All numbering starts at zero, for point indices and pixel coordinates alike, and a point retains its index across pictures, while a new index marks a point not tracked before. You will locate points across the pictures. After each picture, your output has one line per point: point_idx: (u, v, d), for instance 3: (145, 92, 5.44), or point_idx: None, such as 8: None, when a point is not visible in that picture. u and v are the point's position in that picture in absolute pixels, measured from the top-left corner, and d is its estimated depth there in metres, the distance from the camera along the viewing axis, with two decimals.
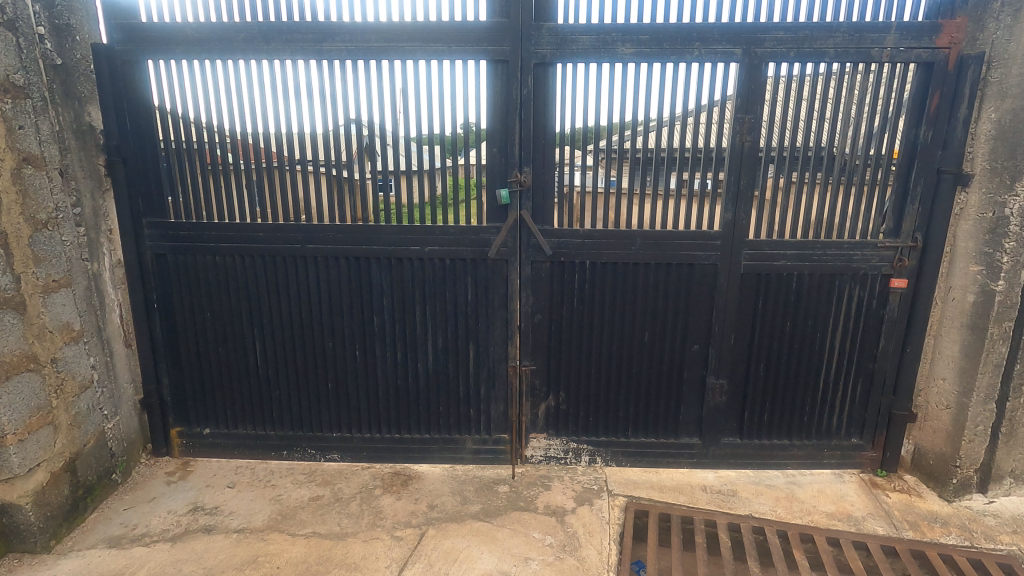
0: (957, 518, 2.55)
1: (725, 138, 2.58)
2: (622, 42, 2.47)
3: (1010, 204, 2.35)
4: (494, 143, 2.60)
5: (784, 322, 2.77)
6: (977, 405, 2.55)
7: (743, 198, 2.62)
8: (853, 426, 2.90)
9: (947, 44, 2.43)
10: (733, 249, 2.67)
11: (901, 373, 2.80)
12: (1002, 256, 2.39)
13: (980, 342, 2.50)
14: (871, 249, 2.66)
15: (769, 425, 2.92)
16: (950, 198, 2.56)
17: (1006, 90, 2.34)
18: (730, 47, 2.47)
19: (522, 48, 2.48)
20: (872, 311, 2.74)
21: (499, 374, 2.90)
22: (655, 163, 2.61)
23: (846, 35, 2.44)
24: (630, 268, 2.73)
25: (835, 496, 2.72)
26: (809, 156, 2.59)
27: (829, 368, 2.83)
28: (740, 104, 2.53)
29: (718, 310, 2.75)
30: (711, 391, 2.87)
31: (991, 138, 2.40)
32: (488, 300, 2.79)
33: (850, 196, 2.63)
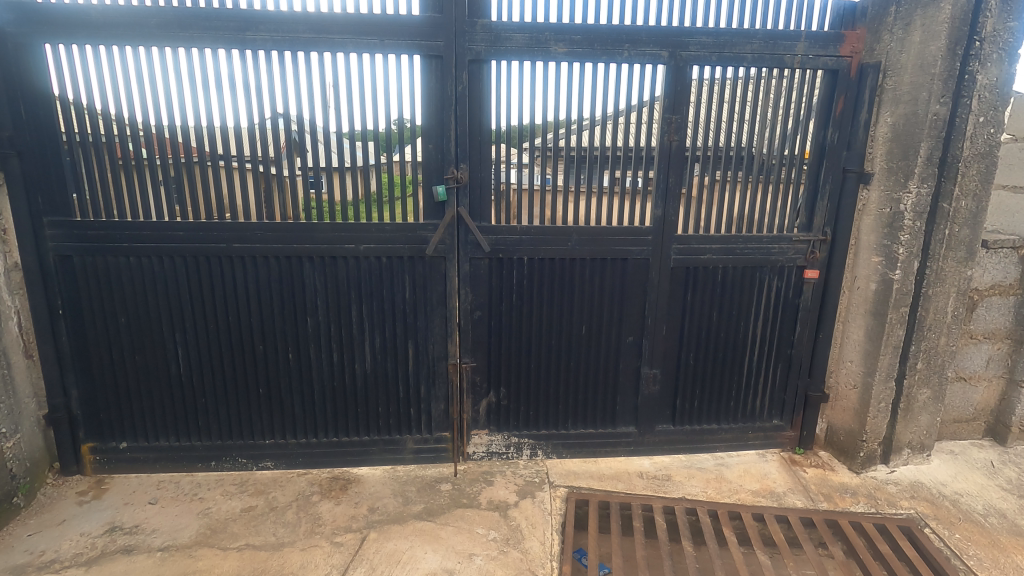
0: (865, 488, 2.79)
1: (654, 138, 2.68)
2: (555, 41, 2.51)
3: (905, 201, 2.58)
4: (430, 139, 2.57)
5: (711, 312, 2.92)
6: (879, 384, 2.80)
7: (672, 195, 2.73)
8: (774, 408, 3.11)
9: (850, 53, 2.65)
10: (664, 243, 2.79)
11: (815, 357, 3.02)
12: (898, 247, 2.62)
13: (881, 327, 2.74)
14: (787, 243, 2.85)
15: (699, 410, 3.07)
16: (854, 195, 2.79)
17: (899, 96, 2.58)
18: (657, 49, 2.56)
19: (456, 43, 2.47)
20: (789, 300, 2.94)
21: (440, 373, 2.89)
22: (589, 160, 2.67)
23: (761, 42, 2.60)
24: (567, 263, 2.78)
25: (760, 475, 2.91)
26: (730, 156, 2.74)
27: (752, 355, 3.02)
28: (668, 105, 2.63)
29: (650, 303, 2.86)
30: (645, 381, 2.98)
31: (888, 140, 2.63)
32: (426, 297, 2.76)
33: (767, 193, 2.81)
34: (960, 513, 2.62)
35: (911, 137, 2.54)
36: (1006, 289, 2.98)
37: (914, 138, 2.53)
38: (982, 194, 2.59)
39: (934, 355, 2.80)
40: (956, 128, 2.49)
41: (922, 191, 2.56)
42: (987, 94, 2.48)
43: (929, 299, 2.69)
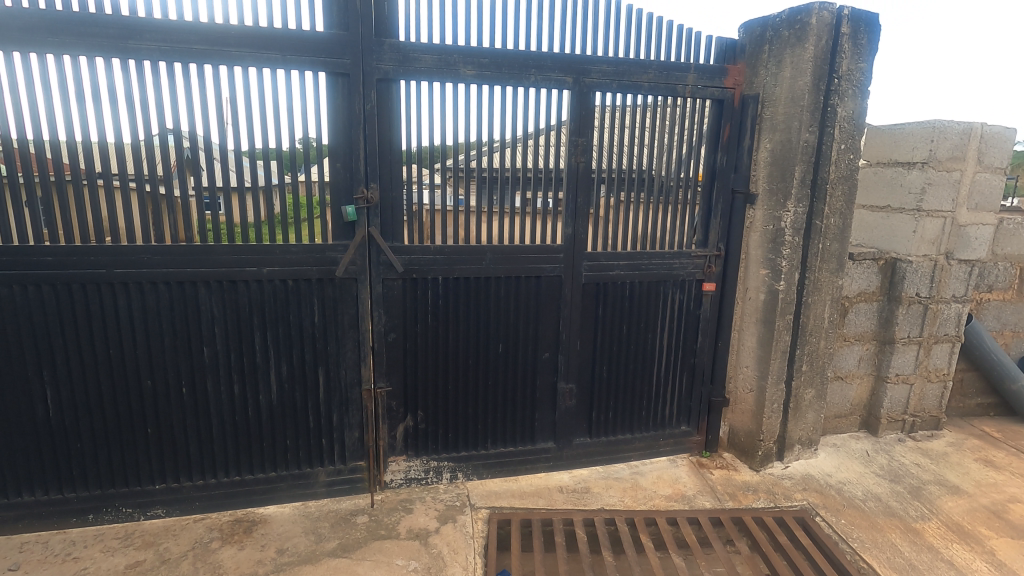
0: (764, 485, 3.00)
1: (562, 159, 2.77)
2: (463, 63, 2.55)
3: (784, 218, 2.85)
4: (338, 158, 2.50)
5: (621, 326, 3.04)
6: (771, 386, 3.04)
7: (580, 214, 2.83)
8: (682, 415, 3.27)
9: (733, 85, 2.91)
10: (574, 261, 2.88)
11: (716, 365, 3.23)
12: (781, 260, 2.89)
13: (770, 333, 2.98)
14: (686, 258, 3.04)
15: (614, 422, 3.17)
16: (742, 214, 3.04)
17: (775, 125, 2.86)
18: (562, 75, 2.67)
19: (363, 62, 2.43)
20: (691, 311, 3.13)
21: (353, 399, 2.77)
22: (500, 181, 2.71)
23: (656, 72, 2.78)
24: (482, 281, 2.79)
25: (671, 480, 3.04)
26: (632, 177, 2.90)
27: (660, 365, 3.17)
28: (573, 128, 2.74)
29: (564, 318, 2.93)
30: (562, 396, 3.03)
31: (768, 164, 2.91)
32: (337, 320, 2.66)
33: (667, 212, 2.99)
34: (844, 500, 2.88)
35: (787, 162, 2.82)
36: (870, 295, 3.36)
37: (790, 162, 2.81)
38: (846, 212, 2.92)
39: (816, 358, 3.09)
40: (823, 154, 2.80)
41: (798, 210, 2.84)
42: (846, 125, 2.81)
43: (809, 307, 2.97)
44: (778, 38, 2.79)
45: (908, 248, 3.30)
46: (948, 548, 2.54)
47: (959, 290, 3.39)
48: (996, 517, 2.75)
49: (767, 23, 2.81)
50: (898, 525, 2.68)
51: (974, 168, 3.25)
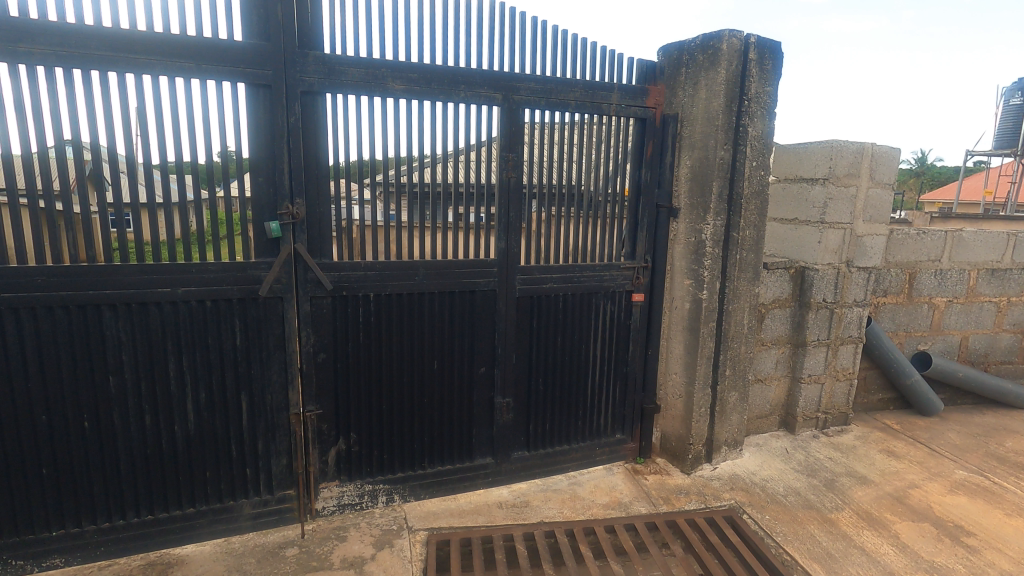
0: (695, 487, 3.11)
1: (493, 175, 2.80)
2: (391, 78, 2.52)
3: (705, 231, 3.01)
4: (260, 172, 2.39)
5: (556, 337, 3.08)
6: (699, 391, 3.17)
7: (513, 229, 2.86)
8: (617, 423, 3.35)
9: (654, 104, 3.05)
10: (508, 275, 2.89)
11: (646, 373, 3.34)
12: (703, 271, 3.04)
13: (695, 341, 3.12)
14: (616, 271, 3.14)
15: (551, 433, 3.19)
16: (666, 227, 3.18)
17: (694, 143, 3.02)
18: (491, 91, 2.70)
19: (285, 73, 2.35)
20: (622, 322, 3.23)
21: (280, 425, 2.64)
22: (432, 197, 2.70)
23: (582, 91, 2.87)
24: (415, 297, 2.75)
25: (608, 488, 3.09)
26: (562, 193, 2.97)
27: (594, 375, 3.23)
28: (504, 144, 2.77)
29: (499, 332, 2.94)
30: (499, 411, 3.02)
31: (688, 180, 3.06)
32: (261, 342, 2.53)
33: (596, 226, 3.08)
34: (768, 496, 3.04)
35: (705, 178, 2.98)
36: (784, 301, 3.59)
37: (708, 178, 2.97)
38: (759, 225, 3.12)
39: (737, 363, 3.26)
40: (737, 171, 2.99)
41: (717, 223, 3.01)
42: (756, 144, 3.02)
43: (730, 314, 3.14)
44: (693, 62, 2.96)
45: (815, 257, 3.57)
46: (859, 535, 2.73)
47: (860, 295, 3.69)
48: (899, 503, 2.99)
49: (683, 47, 2.98)
50: (816, 517, 2.86)
51: (868, 184, 3.57)
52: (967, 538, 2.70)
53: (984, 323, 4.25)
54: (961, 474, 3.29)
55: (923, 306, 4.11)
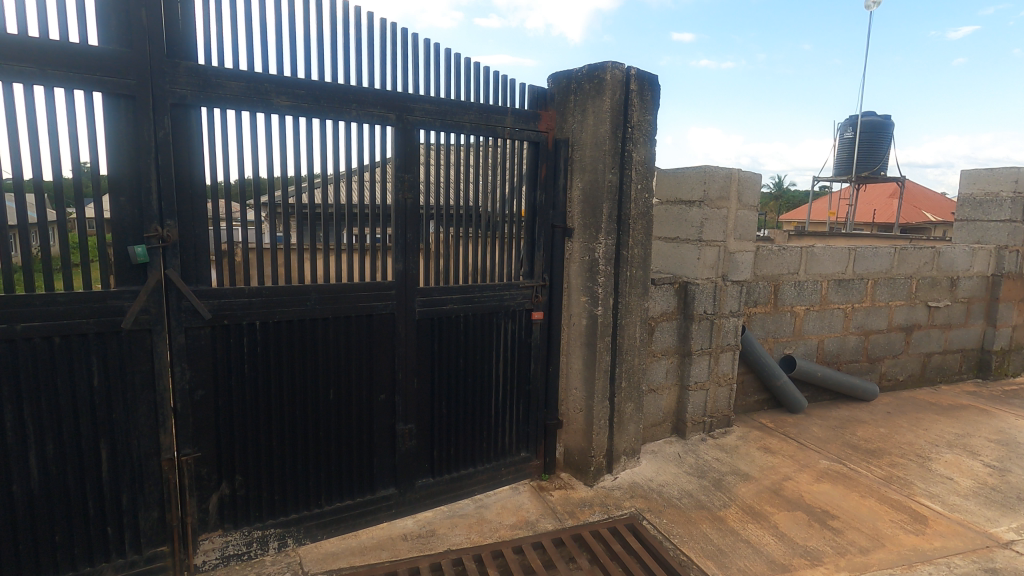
0: (598, 498, 3.20)
1: (389, 196, 2.73)
2: (276, 93, 2.39)
3: (597, 249, 3.15)
4: (122, 191, 2.15)
5: (458, 359, 3.05)
6: (598, 404, 3.28)
7: (410, 250, 2.80)
8: (521, 442, 3.36)
9: (546, 129, 3.16)
10: (407, 297, 2.83)
11: (548, 390, 3.39)
12: (598, 288, 3.17)
13: (593, 355, 3.24)
14: (515, 290, 3.19)
15: (456, 457, 3.13)
16: (562, 246, 3.28)
17: (584, 166, 3.17)
18: (384, 111, 2.64)
19: (152, 84, 2.15)
20: (522, 340, 3.27)
21: (150, 473, 2.35)
22: (324, 218, 2.58)
23: (476, 114, 2.91)
24: (307, 323, 2.60)
25: (515, 508, 3.08)
26: (460, 214, 2.98)
27: (497, 395, 3.23)
28: (399, 165, 2.72)
29: (399, 357, 2.85)
30: (400, 438, 2.91)
31: (580, 201, 3.20)
32: (126, 381, 2.25)
33: (495, 246, 3.12)
34: (664, 501, 3.19)
35: (596, 199, 3.13)
36: (670, 314, 3.84)
37: (598, 200, 3.12)
38: (646, 243, 3.33)
39: (632, 375, 3.42)
40: (624, 193, 3.17)
41: (608, 242, 3.16)
42: (640, 168, 3.22)
43: (623, 328, 3.29)
44: (580, 90, 3.11)
45: (695, 272, 3.86)
46: (745, 529, 2.94)
47: (735, 306, 4.04)
48: (776, 495, 3.27)
49: (571, 76, 3.13)
50: (707, 515, 3.05)
51: (736, 206, 3.95)
52: (833, 522, 3.01)
53: (836, 327, 4.82)
54: (824, 463, 3.68)
55: (786, 315, 4.59)
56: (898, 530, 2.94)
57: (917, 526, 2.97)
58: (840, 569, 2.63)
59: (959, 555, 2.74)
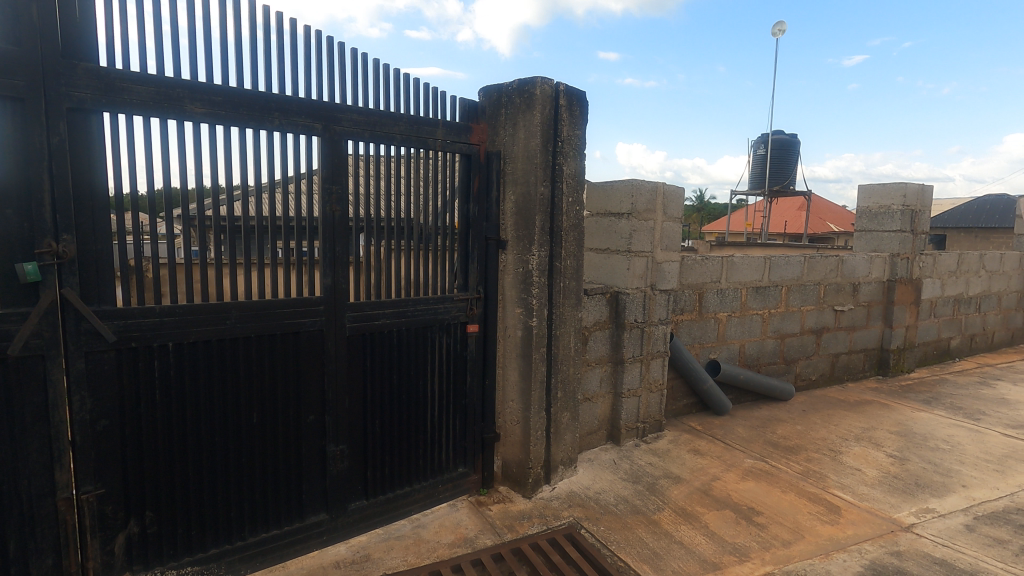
0: (537, 510, 3.20)
1: (316, 208, 2.63)
2: (190, 99, 2.25)
3: (531, 261, 3.17)
4: (8, 203, 1.94)
5: (392, 375, 2.97)
6: (534, 415, 3.29)
7: (340, 263, 2.70)
8: (458, 457, 3.31)
9: (478, 141, 3.17)
10: (337, 313, 2.72)
11: (485, 403, 3.36)
12: (532, 299, 3.19)
13: (528, 367, 3.25)
14: (450, 303, 3.15)
15: (391, 477, 3.03)
16: (495, 259, 3.28)
17: (516, 179, 3.19)
18: (309, 120, 2.55)
19: (46, 86, 1.96)
20: (458, 353, 3.23)
21: (43, 515, 2.11)
22: (245, 232, 2.46)
23: (407, 125, 2.86)
24: (227, 343, 2.44)
25: (453, 526, 3.02)
26: (391, 226, 2.92)
27: (433, 410, 3.16)
28: (326, 176, 2.63)
29: (329, 375, 2.73)
30: (331, 460, 2.79)
31: (513, 213, 3.21)
32: (14, 414, 2.02)
33: (428, 259, 3.07)
34: (601, 508, 3.23)
35: (529, 211, 3.16)
36: (603, 324, 3.93)
37: (531, 212, 3.15)
38: (578, 254, 3.39)
39: (567, 385, 3.46)
40: (556, 205, 3.21)
41: (541, 254, 3.19)
42: (571, 181, 3.28)
43: (557, 339, 3.33)
44: (511, 104, 3.14)
45: (625, 282, 3.97)
46: (678, 531, 3.03)
47: (664, 314, 4.18)
48: (706, 495, 3.40)
49: (502, 89, 3.16)
50: (642, 520, 3.11)
51: (662, 218, 4.11)
52: (758, 518, 3.16)
53: (755, 332, 5.11)
54: (749, 462, 3.87)
55: (710, 321, 4.81)
56: (815, 521, 3.13)
57: (832, 517, 3.17)
58: (765, 562, 2.76)
59: (869, 541, 2.94)
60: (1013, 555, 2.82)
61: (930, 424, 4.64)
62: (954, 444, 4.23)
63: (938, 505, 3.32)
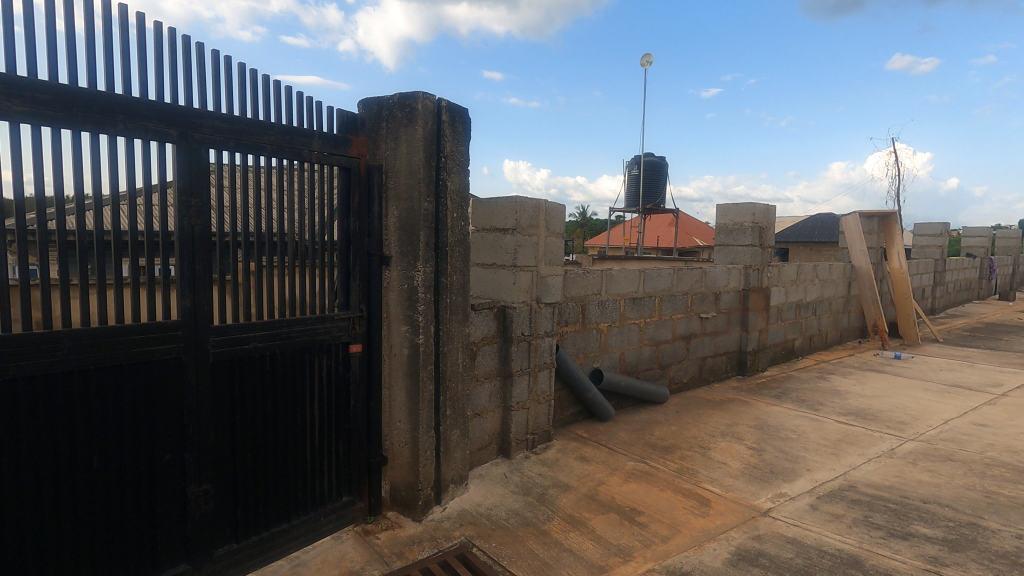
0: (427, 532, 3.11)
1: (171, 222, 2.38)
2: (6, 96, 1.93)
3: (416, 277, 3.10)
4: None
5: (265, 403, 2.74)
6: (423, 434, 3.21)
7: (201, 282, 2.46)
8: (342, 485, 3.12)
9: (357, 154, 3.05)
10: (197, 338, 2.46)
11: (370, 426, 3.22)
12: (418, 316, 3.12)
13: (415, 386, 3.16)
14: (330, 322, 2.99)
15: (265, 513, 2.79)
16: (379, 275, 3.16)
17: (399, 194, 3.11)
18: (161, 126, 2.30)
19: None
20: (340, 376, 3.06)
21: None
22: (83, 249, 2.16)
23: (277, 135, 2.68)
24: (57, 377, 2.12)
25: (337, 559, 2.84)
26: (263, 241, 2.73)
27: (312, 437, 2.96)
28: (183, 189, 2.39)
29: (188, 408, 2.46)
30: (193, 502, 2.50)
31: (397, 228, 3.13)
32: None
33: (305, 277, 2.90)
34: (493, 524, 3.22)
35: (412, 226, 3.10)
36: (490, 338, 3.95)
37: (415, 228, 3.09)
38: (464, 270, 3.37)
39: (456, 401, 3.41)
40: (441, 220, 3.18)
41: (426, 269, 3.13)
42: (455, 197, 3.26)
43: (445, 356, 3.28)
44: (392, 117, 3.08)
45: (511, 297, 4.03)
46: (567, 538, 3.10)
47: (549, 327, 4.30)
48: (593, 500, 3.52)
49: (382, 102, 3.09)
50: (533, 531, 3.14)
51: (544, 233, 4.25)
52: (639, 517, 3.33)
53: (633, 340, 5.43)
54: (631, 465, 4.08)
55: (592, 332, 5.04)
56: (689, 515, 3.37)
57: (703, 509, 3.43)
58: (647, 560, 2.91)
59: (734, 528, 3.22)
60: (847, 527, 3.23)
61: (781, 417, 5.21)
62: (800, 433, 4.79)
63: (789, 489, 3.72)
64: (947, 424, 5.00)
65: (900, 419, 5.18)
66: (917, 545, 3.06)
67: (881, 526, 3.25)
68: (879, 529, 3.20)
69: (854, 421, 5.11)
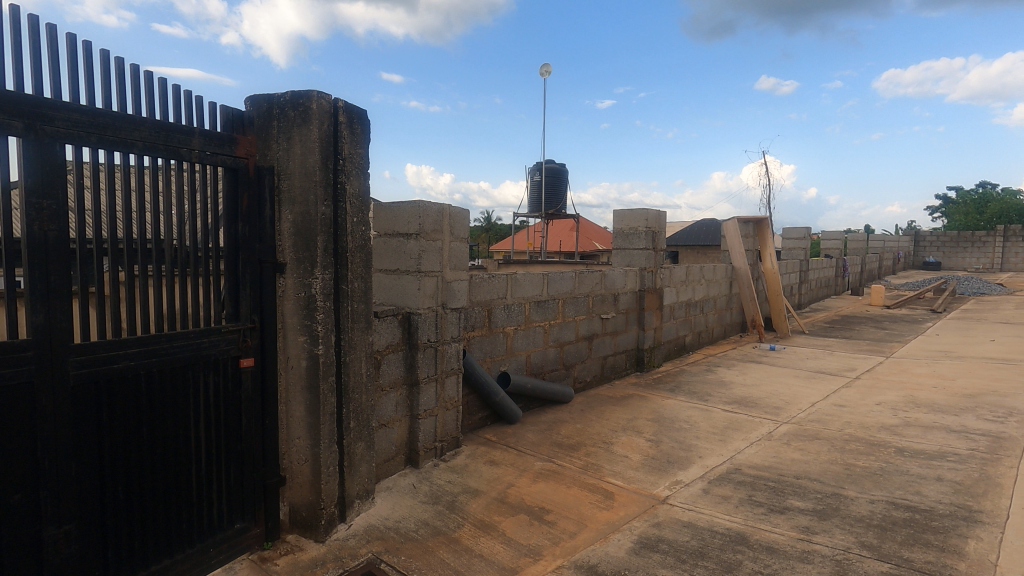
0: (331, 553, 2.96)
1: (16, 227, 2.08)
2: None
3: (314, 285, 2.94)
4: None
5: (140, 428, 2.47)
6: (325, 450, 3.05)
7: (56, 295, 2.16)
8: (235, 512, 2.88)
9: (245, 154, 2.85)
10: (53, 360, 2.16)
11: (265, 445, 3.00)
12: (316, 326, 2.96)
13: (315, 399, 3.00)
14: (217, 336, 2.76)
15: (144, 550, 2.51)
16: (273, 284, 2.97)
17: (294, 197, 2.94)
18: (4, 117, 2.00)
19: None
20: (229, 393, 2.83)
21: None
22: None
23: (151, 131, 2.43)
24: None
25: None
26: (136, 249, 2.46)
27: (199, 461, 2.71)
28: (32, 189, 2.09)
29: (43, 439, 2.16)
30: (50, 546, 2.20)
31: (291, 234, 2.95)
32: None
33: (186, 287, 2.66)
34: (401, 537, 3.13)
35: (309, 231, 2.93)
36: (394, 346, 3.84)
37: (312, 233, 2.93)
38: (366, 276, 3.25)
39: (360, 413, 3.28)
40: (340, 226, 3.04)
41: (325, 277, 2.98)
42: (355, 201, 3.14)
43: (346, 366, 3.14)
44: (284, 116, 2.91)
45: (417, 303, 3.96)
46: (478, 544, 3.08)
47: (455, 332, 4.26)
48: (503, 503, 3.54)
49: (272, 100, 2.92)
50: (443, 540, 3.10)
51: (448, 238, 4.21)
52: (548, 516, 3.39)
53: (538, 342, 5.55)
54: (539, 465, 4.15)
55: (498, 336, 5.09)
56: (595, 509, 3.49)
57: (607, 502, 3.57)
58: (556, 557, 2.97)
59: (636, 518, 3.38)
60: (734, 507, 3.51)
61: (675, 409, 5.56)
62: (692, 423, 5.14)
63: (683, 476, 3.98)
64: (813, 407, 5.61)
65: (775, 404, 5.73)
66: (792, 517, 3.39)
67: (762, 503, 3.57)
68: (761, 506, 3.52)
69: (737, 409, 5.58)
